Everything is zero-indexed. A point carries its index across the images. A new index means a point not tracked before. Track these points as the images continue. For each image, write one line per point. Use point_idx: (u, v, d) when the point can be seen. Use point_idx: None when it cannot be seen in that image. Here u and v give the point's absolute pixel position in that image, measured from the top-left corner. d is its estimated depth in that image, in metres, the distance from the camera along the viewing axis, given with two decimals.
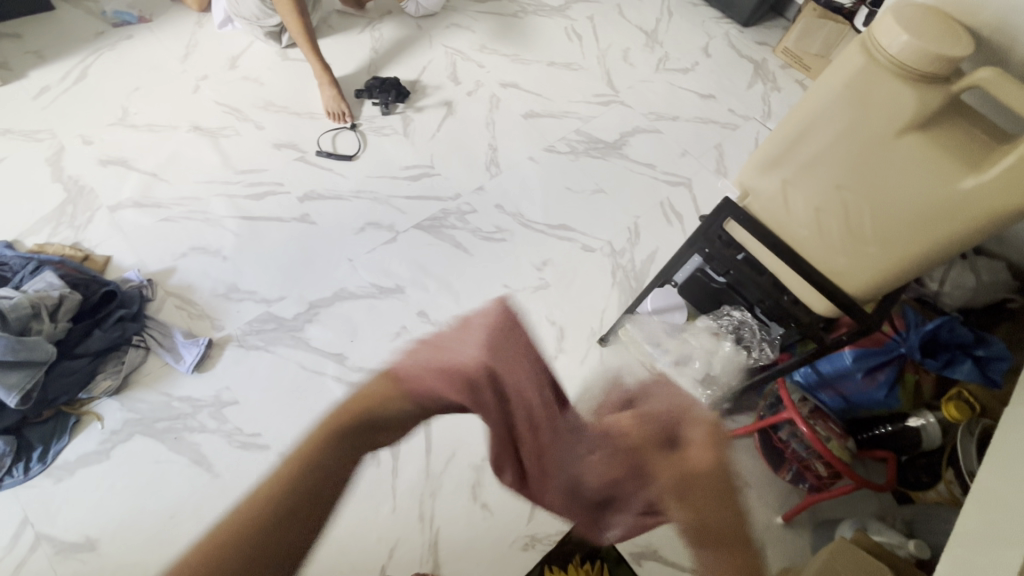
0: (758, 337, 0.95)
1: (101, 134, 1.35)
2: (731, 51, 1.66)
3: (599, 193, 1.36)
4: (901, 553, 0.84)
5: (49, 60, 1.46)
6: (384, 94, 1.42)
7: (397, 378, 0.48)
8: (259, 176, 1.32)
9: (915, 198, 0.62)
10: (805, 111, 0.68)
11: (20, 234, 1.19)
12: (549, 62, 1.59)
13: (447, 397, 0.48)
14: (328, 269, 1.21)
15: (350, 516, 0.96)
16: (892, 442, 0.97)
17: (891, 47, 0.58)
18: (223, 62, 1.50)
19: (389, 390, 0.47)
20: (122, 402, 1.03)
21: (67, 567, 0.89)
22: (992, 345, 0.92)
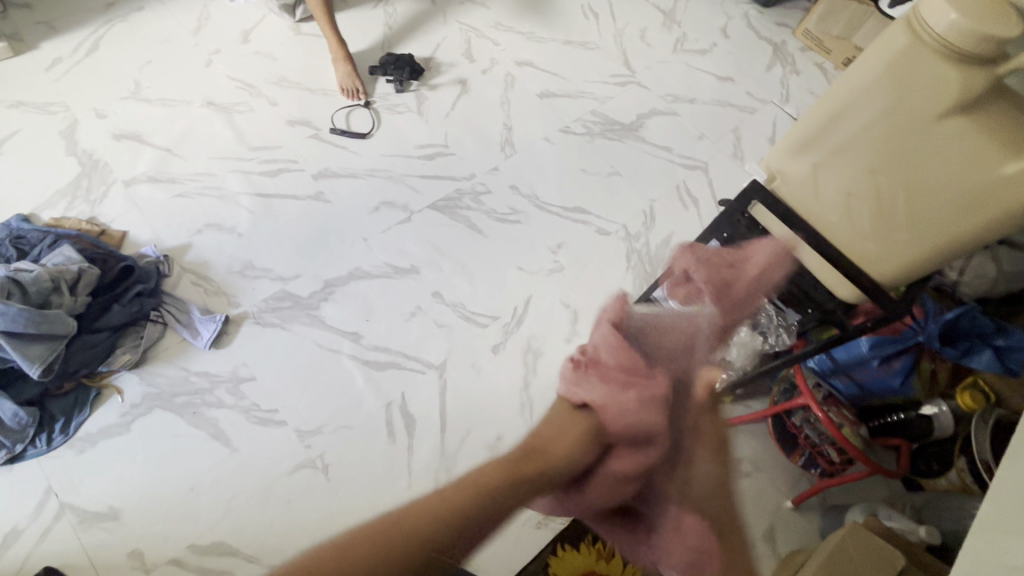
0: (774, 324, 0.92)
1: (114, 108, 1.34)
2: (750, 32, 1.62)
3: (615, 176, 1.34)
4: (913, 538, 0.85)
5: (60, 32, 1.44)
6: (399, 71, 1.40)
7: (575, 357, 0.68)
8: (272, 153, 1.31)
9: (955, 181, 0.62)
10: (842, 93, 0.68)
11: (37, 207, 1.19)
12: (565, 40, 1.56)
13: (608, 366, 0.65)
14: (342, 248, 1.20)
15: (366, 492, 0.97)
16: (904, 430, 0.95)
17: (939, 26, 0.58)
18: (235, 36, 1.48)
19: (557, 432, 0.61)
20: (140, 376, 1.04)
21: (92, 536, 0.91)
22: (1013, 335, 0.92)
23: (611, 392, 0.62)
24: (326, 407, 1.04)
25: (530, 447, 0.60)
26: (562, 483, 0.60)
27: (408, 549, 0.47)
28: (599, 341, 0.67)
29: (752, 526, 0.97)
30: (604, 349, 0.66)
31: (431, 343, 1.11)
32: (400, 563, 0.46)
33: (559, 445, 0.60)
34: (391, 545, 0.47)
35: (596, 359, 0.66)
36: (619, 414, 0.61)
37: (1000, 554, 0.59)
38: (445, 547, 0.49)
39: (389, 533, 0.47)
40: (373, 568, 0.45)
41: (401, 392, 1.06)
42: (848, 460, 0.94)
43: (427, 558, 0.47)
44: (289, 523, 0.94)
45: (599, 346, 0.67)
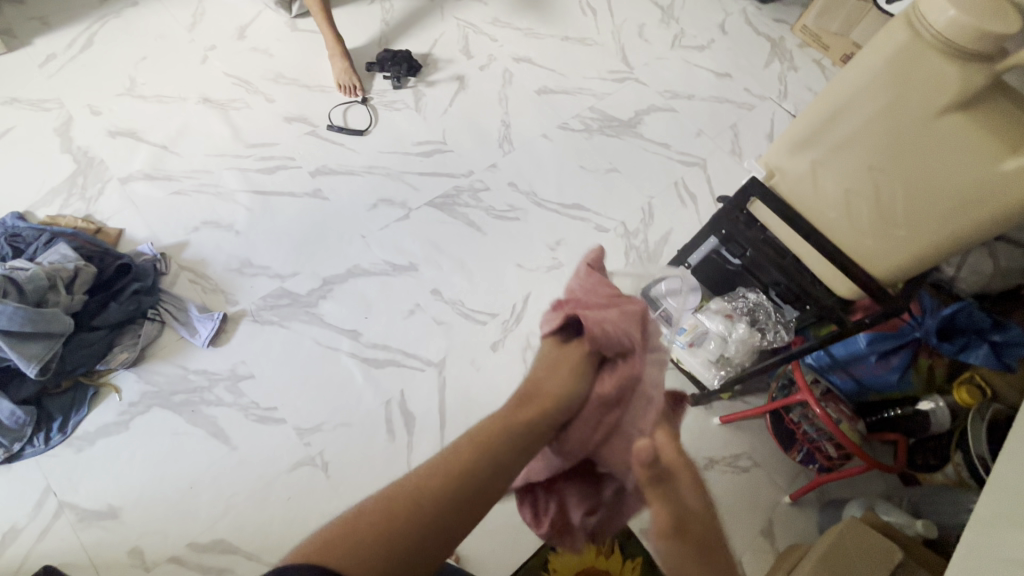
0: (773, 320, 0.94)
1: (109, 105, 1.33)
2: (748, 29, 1.62)
3: (613, 172, 1.34)
4: (910, 532, 0.85)
5: (53, 28, 1.43)
6: (396, 67, 1.39)
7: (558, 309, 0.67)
8: (269, 150, 1.30)
9: (952, 179, 0.62)
10: (842, 89, 0.68)
11: (32, 205, 1.19)
12: (563, 36, 1.55)
13: (592, 315, 0.61)
14: (340, 245, 1.20)
15: (367, 489, 0.97)
16: (901, 425, 0.96)
17: (937, 23, 0.58)
18: (231, 32, 1.47)
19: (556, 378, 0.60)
20: (138, 374, 1.04)
21: (91, 534, 0.91)
22: (1010, 330, 0.92)
23: (600, 308, 0.63)
24: (325, 404, 1.04)
25: (523, 393, 0.60)
26: (554, 407, 0.58)
27: (420, 500, 0.49)
28: (575, 282, 0.70)
29: (751, 522, 0.98)
30: (582, 287, 0.68)
31: (430, 340, 1.11)
32: (410, 514, 0.48)
33: (553, 375, 0.60)
34: (403, 500, 0.49)
35: (574, 294, 0.68)
36: (606, 323, 0.60)
37: (997, 547, 0.60)
38: (453, 496, 0.50)
39: (401, 488, 0.50)
40: (390, 519, 0.47)
41: (400, 389, 1.06)
42: (846, 455, 0.95)
43: (449, 499, 0.50)
44: (289, 521, 0.94)
45: (574, 286, 0.69)
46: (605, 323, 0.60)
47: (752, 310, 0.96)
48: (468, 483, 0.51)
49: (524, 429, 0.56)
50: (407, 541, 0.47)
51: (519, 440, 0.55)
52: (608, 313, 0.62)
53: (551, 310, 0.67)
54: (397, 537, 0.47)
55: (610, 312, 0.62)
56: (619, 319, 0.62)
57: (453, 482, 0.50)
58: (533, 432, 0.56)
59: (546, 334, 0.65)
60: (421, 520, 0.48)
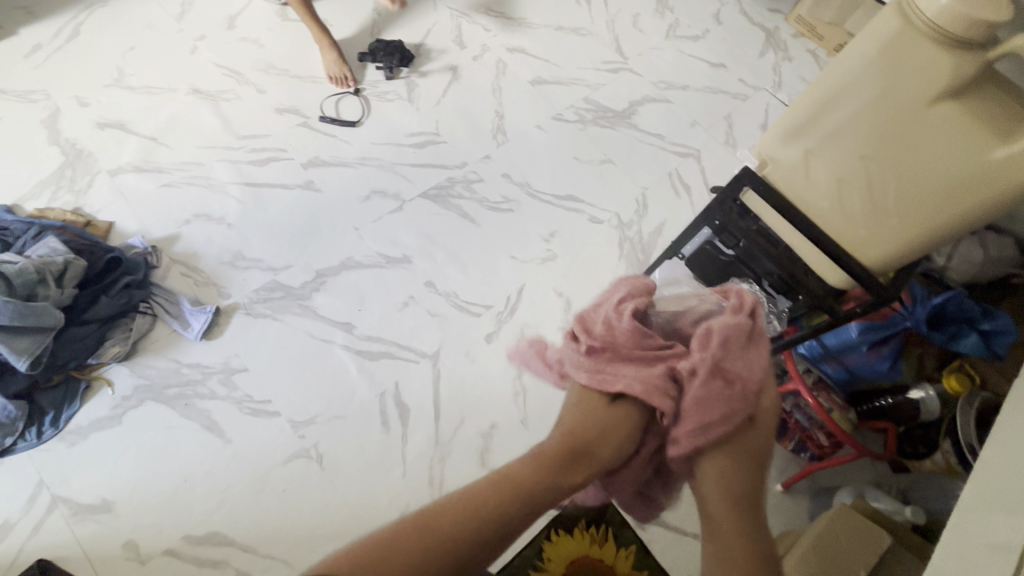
0: (765, 309, 0.93)
1: (97, 96, 1.31)
2: (742, 18, 1.61)
3: (607, 163, 1.34)
4: (899, 518, 0.87)
5: (39, 18, 1.41)
6: (388, 57, 1.38)
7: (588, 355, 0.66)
8: (260, 141, 1.29)
9: (943, 166, 0.63)
10: (835, 79, 0.70)
11: (20, 198, 1.17)
12: (557, 26, 1.54)
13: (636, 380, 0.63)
14: (333, 238, 1.19)
15: (360, 482, 0.97)
16: (892, 413, 0.97)
17: (929, 11, 0.59)
18: (220, 22, 1.45)
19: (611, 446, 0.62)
20: (131, 368, 1.04)
21: (85, 528, 0.91)
22: (998, 319, 0.93)
23: (654, 373, 0.64)
24: (319, 397, 1.04)
25: (575, 451, 0.60)
26: (596, 469, 0.61)
27: (457, 532, 0.51)
28: (622, 326, 0.66)
29: None
30: (631, 336, 0.66)
31: (424, 332, 1.11)
32: (450, 549, 0.50)
33: (604, 441, 0.61)
34: (441, 533, 0.51)
35: (620, 345, 0.66)
36: (668, 390, 0.63)
37: (982, 532, 0.63)
38: (490, 534, 0.52)
39: (439, 519, 0.51)
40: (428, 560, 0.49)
41: (394, 381, 1.06)
42: (836, 443, 0.96)
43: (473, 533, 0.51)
44: (284, 513, 0.94)
45: (618, 329, 0.66)
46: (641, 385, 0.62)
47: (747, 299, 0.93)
48: (507, 525, 0.53)
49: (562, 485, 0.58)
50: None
51: (554, 491, 0.57)
52: (657, 375, 0.63)
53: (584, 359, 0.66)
54: (437, 574, 0.48)
55: (659, 377, 0.63)
56: (661, 381, 0.63)
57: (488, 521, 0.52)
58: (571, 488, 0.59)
59: (588, 385, 0.65)
60: (462, 562, 0.50)
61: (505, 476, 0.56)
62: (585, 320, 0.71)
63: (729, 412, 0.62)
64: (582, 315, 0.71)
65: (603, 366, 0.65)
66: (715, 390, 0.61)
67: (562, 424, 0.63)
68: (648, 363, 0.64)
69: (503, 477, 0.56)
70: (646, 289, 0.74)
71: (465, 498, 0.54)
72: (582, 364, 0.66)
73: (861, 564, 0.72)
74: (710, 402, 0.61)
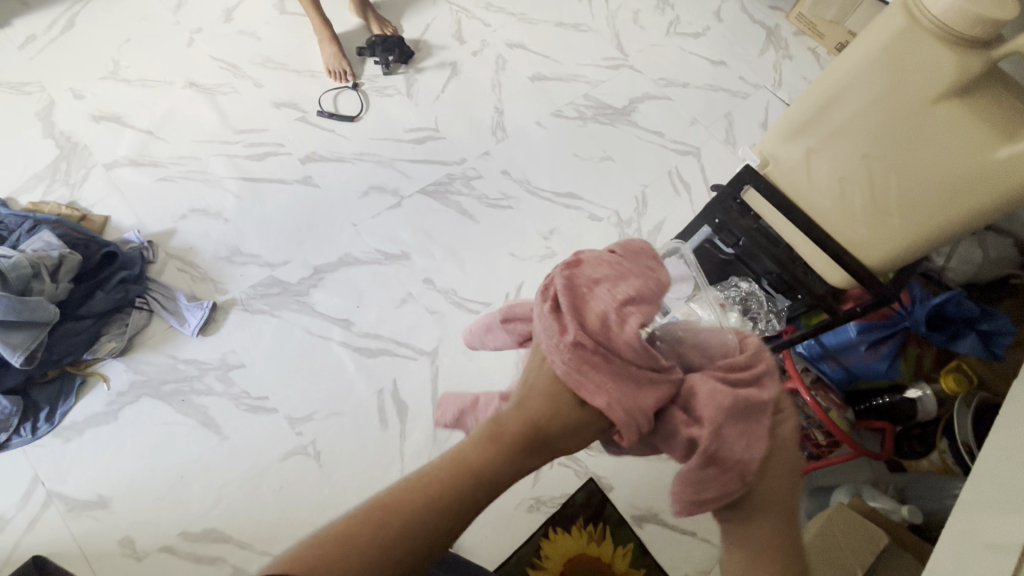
0: (764, 309, 0.92)
1: (93, 88, 1.30)
2: (743, 16, 1.60)
3: (607, 160, 1.33)
4: (895, 518, 0.85)
5: (33, 8, 1.39)
6: (387, 52, 1.36)
7: (572, 348, 0.55)
8: (258, 136, 1.28)
9: (949, 167, 0.63)
10: (839, 77, 0.69)
11: (14, 192, 1.16)
12: (557, 22, 1.53)
13: (615, 391, 0.54)
14: (330, 233, 1.19)
15: (359, 478, 0.97)
16: (889, 412, 0.98)
17: (934, 9, 0.58)
18: (218, 14, 1.43)
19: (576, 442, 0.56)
20: (126, 363, 1.03)
21: (81, 524, 0.91)
22: (997, 319, 0.92)
23: (638, 399, 0.55)
24: (316, 395, 1.03)
25: (536, 440, 0.55)
26: (554, 453, 0.57)
27: (411, 517, 0.49)
28: (625, 335, 0.55)
29: None
30: (628, 346, 0.55)
31: (423, 329, 1.11)
32: (404, 536, 0.48)
33: (572, 439, 0.56)
34: (396, 520, 0.49)
35: (615, 351, 0.56)
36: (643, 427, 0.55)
37: (982, 533, 0.63)
38: (449, 519, 0.50)
39: (394, 508, 0.49)
40: (383, 550, 0.47)
41: (392, 378, 1.06)
42: (834, 442, 0.96)
43: (431, 516, 0.49)
44: (281, 510, 0.94)
45: (616, 336, 0.55)
46: (617, 402, 0.54)
47: (745, 297, 0.93)
48: (467, 509, 0.51)
49: (517, 468, 0.54)
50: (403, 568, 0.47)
51: (510, 471, 0.54)
52: (644, 401, 0.55)
53: (568, 348, 0.55)
54: (393, 560, 0.47)
55: (645, 405, 0.55)
56: (636, 395, 0.55)
57: (443, 510, 0.50)
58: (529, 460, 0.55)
59: (560, 375, 0.55)
60: (416, 547, 0.48)
61: (461, 462, 0.53)
62: (580, 302, 0.58)
63: (724, 494, 0.55)
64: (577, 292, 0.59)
65: (587, 363, 0.54)
66: (709, 477, 0.54)
67: (523, 406, 0.56)
68: (638, 380, 0.56)
69: (461, 460, 0.53)
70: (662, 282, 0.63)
71: (420, 483, 0.51)
72: (564, 353, 0.55)
73: (858, 566, 0.71)
74: (702, 485, 0.55)
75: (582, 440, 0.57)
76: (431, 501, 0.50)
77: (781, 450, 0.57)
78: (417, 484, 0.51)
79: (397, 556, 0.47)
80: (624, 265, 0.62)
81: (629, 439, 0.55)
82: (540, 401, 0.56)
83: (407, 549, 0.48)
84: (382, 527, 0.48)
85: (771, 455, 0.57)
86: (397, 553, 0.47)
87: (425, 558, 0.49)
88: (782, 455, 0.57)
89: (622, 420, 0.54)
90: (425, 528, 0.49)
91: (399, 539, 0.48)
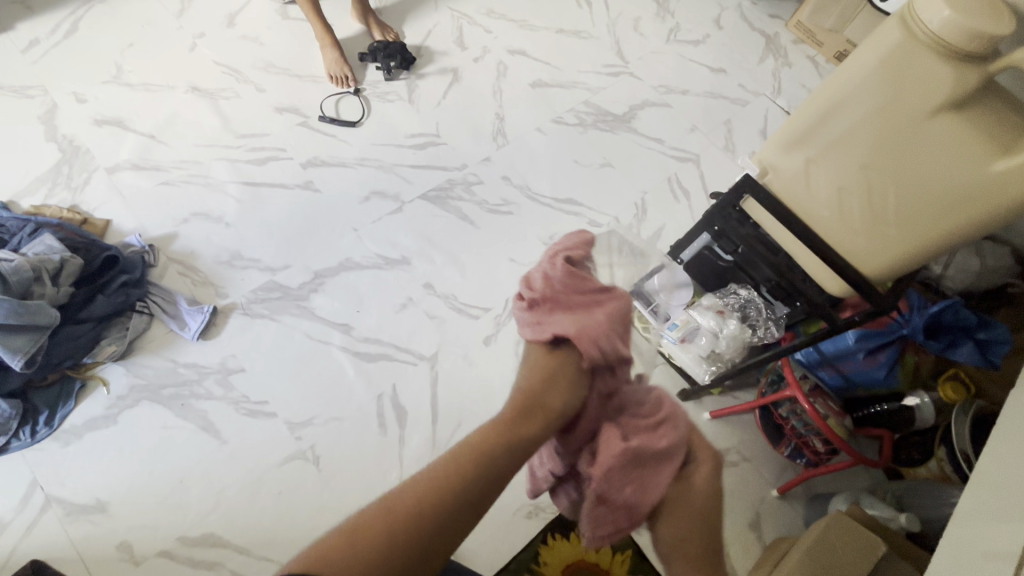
0: (763, 316, 0.95)
1: (95, 92, 1.30)
2: (742, 23, 1.61)
3: (607, 167, 1.34)
4: (893, 526, 0.85)
5: (36, 12, 1.40)
6: (388, 58, 1.37)
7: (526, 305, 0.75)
8: (259, 140, 1.28)
9: (946, 179, 0.64)
10: (836, 90, 0.70)
11: (16, 195, 1.17)
12: (558, 29, 1.54)
13: (565, 315, 0.72)
14: (331, 238, 1.19)
15: (358, 483, 0.97)
16: (886, 419, 0.98)
17: (932, 23, 0.59)
18: (220, 19, 1.44)
19: (563, 397, 0.66)
20: (126, 367, 1.03)
21: (79, 529, 0.90)
22: (995, 328, 0.92)
23: (585, 321, 0.70)
24: (315, 399, 1.03)
25: (526, 405, 0.65)
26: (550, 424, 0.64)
27: (418, 502, 0.53)
28: (555, 275, 0.76)
29: (739, 514, 0.98)
30: (558, 287, 0.75)
31: (423, 334, 1.11)
32: (412, 520, 0.51)
33: (552, 391, 0.66)
34: (404, 509, 0.52)
35: (557, 293, 0.74)
36: (597, 335, 0.69)
37: (979, 541, 0.63)
38: (454, 499, 0.54)
39: (401, 499, 0.53)
40: (406, 524, 0.51)
41: (392, 383, 1.06)
42: (832, 449, 0.97)
43: (437, 499, 0.54)
44: (280, 515, 0.94)
45: (546, 285, 0.75)
46: (569, 325, 0.70)
47: (744, 305, 0.97)
48: (472, 489, 0.56)
49: (518, 438, 0.61)
50: (416, 547, 0.50)
51: (512, 447, 0.60)
52: (594, 317, 0.71)
53: (527, 312, 0.75)
54: (405, 542, 0.50)
55: (594, 319, 0.70)
56: (583, 315, 0.72)
57: (447, 491, 0.54)
58: (530, 440, 0.62)
59: (530, 337, 0.73)
60: (426, 528, 0.51)
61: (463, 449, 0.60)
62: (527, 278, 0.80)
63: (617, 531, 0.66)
64: (527, 276, 0.80)
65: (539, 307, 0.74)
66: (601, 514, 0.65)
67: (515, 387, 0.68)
68: (582, 305, 0.73)
69: (461, 449, 0.59)
70: (588, 244, 0.84)
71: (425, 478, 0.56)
72: (525, 317, 0.75)
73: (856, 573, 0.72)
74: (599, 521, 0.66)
75: (568, 400, 0.67)
76: (435, 489, 0.54)
77: (680, 500, 0.66)
78: (423, 477, 0.56)
79: (410, 538, 0.50)
80: (559, 242, 0.85)
81: (591, 351, 0.68)
82: (526, 368, 0.70)
83: (418, 531, 0.51)
84: (392, 518, 0.51)
85: (675, 503, 0.66)
86: (408, 533, 0.51)
87: (437, 538, 0.52)
88: (684, 506, 0.66)
89: (575, 331, 0.69)
90: (435, 511, 0.53)
91: (409, 525, 0.51)
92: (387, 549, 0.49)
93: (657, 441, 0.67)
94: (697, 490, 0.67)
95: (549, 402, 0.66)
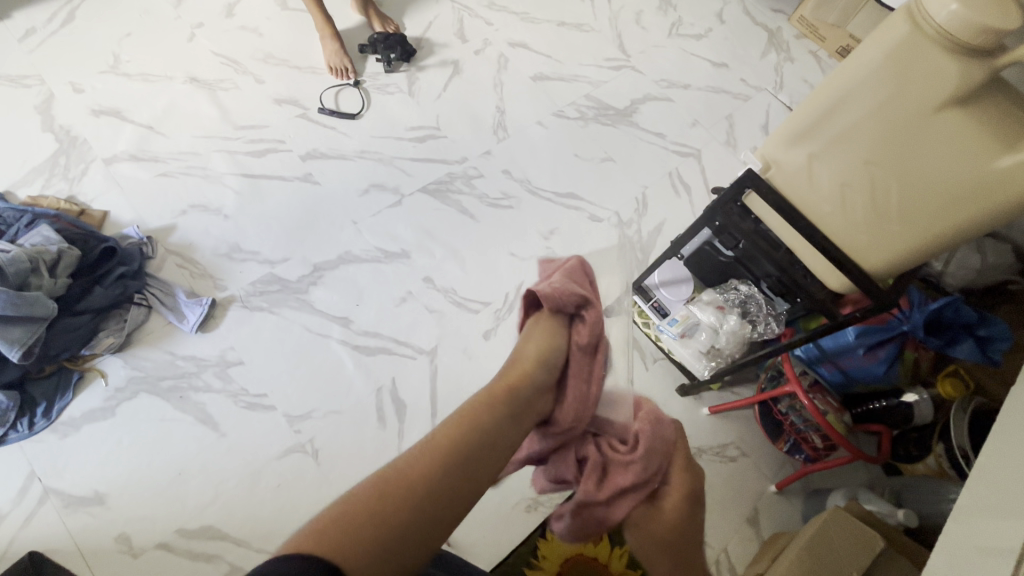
0: (763, 312, 0.96)
1: (92, 82, 1.29)
2: (745, 18, 1.60)
3: (608, 161, 1.33)
4: (891, 521, 0.86)
5: (33, 1, 1.39)
6: (389, 49, 1.35)
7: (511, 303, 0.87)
8: (258, 132, 1.27)
9: (950, 175, 0.64)
10: (839, 85, 0.70)
11: (12, 185, 1.16)
12: (560, 22, 1.53)
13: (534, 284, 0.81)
14: (330, 231, 1.18)
15: (356, 476, 0.97)
16: (885, 415, 0.98)
17: (939, 16, 0.59)
18: (219, 10, 1.43)
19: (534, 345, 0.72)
20: (124, 359, 1.03)
21: (77, 521, 0.90)
22: (994, 325, 0.92)
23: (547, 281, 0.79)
24: (314, 393, 1.03)
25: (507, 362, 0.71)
26: (536, 417, 0.67)
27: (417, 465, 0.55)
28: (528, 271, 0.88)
29: (737, 508, 0.99)
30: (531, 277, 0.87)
31: (422, 328, 1.11)
32: (412, 482, 0.53)
33: (527, 344, 0.73)
34: (404, 473, 0.54)
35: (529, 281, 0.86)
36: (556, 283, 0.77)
37: (975, 537, 0.64)
38: (451, 462, 0.56)
39: (400, 465, 0.55)
40: (406, 483, 0.53)
41: (391, 377, 1.06)
42: (831, 445, 0.97)
43: (434, 463, 0.55)
44: (279, 508, 0.94)
45: None
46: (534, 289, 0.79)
47: (744, 301, 0.98)
48: (469, 453, 0.58)
49: (509, 409, 0.64)
50: (416, 507, 0.52)
51: (502, 415, 0.63)
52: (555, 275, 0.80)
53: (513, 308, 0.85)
54: (404, 501, 0.52)
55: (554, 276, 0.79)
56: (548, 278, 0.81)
57: (444, 455, 0.56)
58: (515, 392, 0.66)
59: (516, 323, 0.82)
60: (424, 487, 0.53)
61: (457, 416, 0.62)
62: None
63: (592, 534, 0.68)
64: None
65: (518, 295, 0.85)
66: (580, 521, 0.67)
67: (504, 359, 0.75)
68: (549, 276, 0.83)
69: (454, 418, 0.61)
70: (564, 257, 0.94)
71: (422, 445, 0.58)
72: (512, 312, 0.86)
73: (853, 569, 0.72)
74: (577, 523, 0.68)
75: (542, 352, 0.71)
76: (433, 453, 0.56)
77: (653, 523, 0.65)
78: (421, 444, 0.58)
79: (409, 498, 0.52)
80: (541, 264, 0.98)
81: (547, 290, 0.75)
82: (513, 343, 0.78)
83: (418, 491, 0.53)
84: (392, 478, 0.53)
85: (647, 525, 0.66)
86: (407, 491, 0.52)
87: (435, 498, 0.53)
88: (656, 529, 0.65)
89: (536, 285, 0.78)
90: (434, 469, 0.55)
91: (407, 486, 0.53)
92: (389, 507, 0.51)
93: (628, 474, 0.65)
94: (671, 514, 0.65)
95: (526, 356, 0.71)
